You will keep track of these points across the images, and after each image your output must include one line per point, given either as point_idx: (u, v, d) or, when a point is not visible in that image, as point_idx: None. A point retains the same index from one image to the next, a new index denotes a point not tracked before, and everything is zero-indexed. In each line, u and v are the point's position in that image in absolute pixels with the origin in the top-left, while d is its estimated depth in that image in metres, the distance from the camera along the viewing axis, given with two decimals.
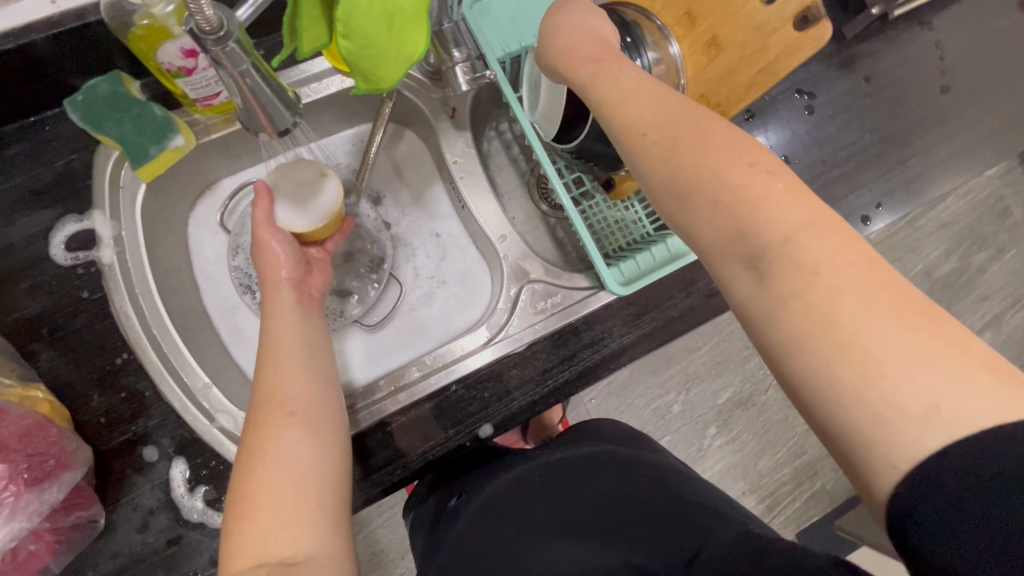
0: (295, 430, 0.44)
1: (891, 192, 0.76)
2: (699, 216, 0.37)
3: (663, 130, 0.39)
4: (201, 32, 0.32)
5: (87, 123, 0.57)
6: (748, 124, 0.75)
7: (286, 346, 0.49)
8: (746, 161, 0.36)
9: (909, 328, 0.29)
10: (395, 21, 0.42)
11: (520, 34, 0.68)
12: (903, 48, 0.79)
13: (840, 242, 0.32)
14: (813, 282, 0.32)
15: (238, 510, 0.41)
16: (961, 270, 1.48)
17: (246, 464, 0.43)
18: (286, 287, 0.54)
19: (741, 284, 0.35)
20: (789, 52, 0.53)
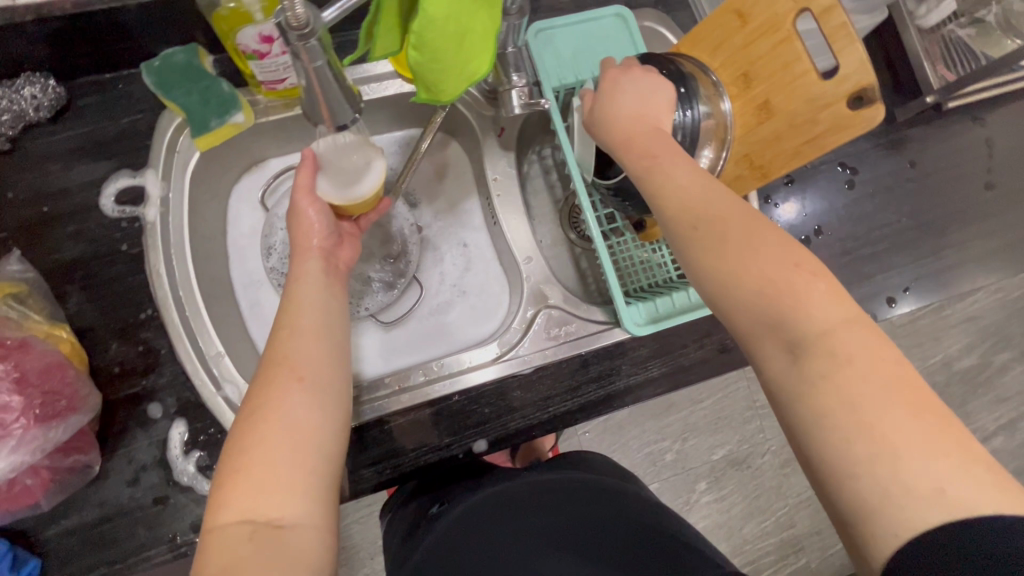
0: (301, 397, 0.45)
1: (922, 278, 0.75)
2: (746, 294, 0.42)
3: (713, 224, 0.45)
4: (288, 26, 0.35)
5: (157, 87, 0.60)
6: (786, 189, 0.75)
7: (307, 311, 0.51)
8: (793, 263, 0.41)
9: (921, 421, 0.34)
10: (465, 42, 0.45)
11: (578, 70, 0.70)
12: (952, 139, 0.79)
13: (871, 340, 0.38)
14: (846, 373, 0.36)
15: (234, 465, 0.42)
16: (980, 367, 1.45)
17: (248, 419, 0.44)
18: (314, 260, 0.55)
19: (777, 362, 0.40)
20: (838, 128, 0.53)
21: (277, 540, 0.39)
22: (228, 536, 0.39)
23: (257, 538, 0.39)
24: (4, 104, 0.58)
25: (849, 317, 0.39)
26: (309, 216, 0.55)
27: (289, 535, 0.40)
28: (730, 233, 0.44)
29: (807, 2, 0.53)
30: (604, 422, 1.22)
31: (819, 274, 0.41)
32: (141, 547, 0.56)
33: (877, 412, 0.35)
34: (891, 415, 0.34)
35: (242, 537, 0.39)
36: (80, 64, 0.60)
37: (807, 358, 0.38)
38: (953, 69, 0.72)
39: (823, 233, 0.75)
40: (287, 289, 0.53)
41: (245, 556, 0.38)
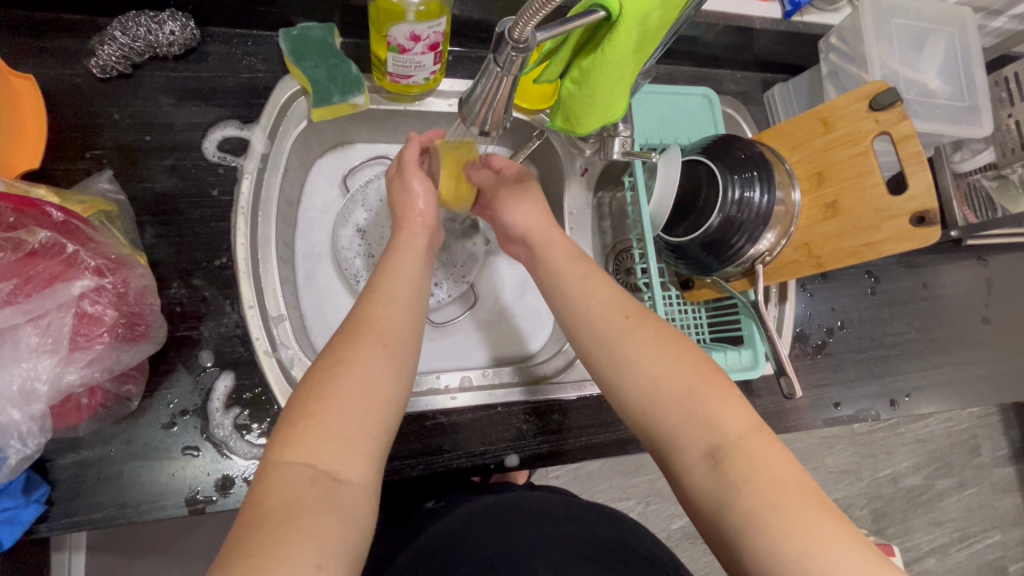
0: (383, 364, 0.44)
1: (922, 388, 0.83)
2: (662, 396, 0.46)
3: (639, 320, 0.50)
4: (509, 38, 0.39)
5: (291, 53, 0.63)
6: (820, 283, 0.82)
7: (403, 279, 0.51)
8: (714, 369, 0.47)
9: (829, 516, 0.39)
10: (618, 87, 0.50)
11: (663, 135, 0.76)
12: (961, 272, 0.89)
13: (779, 448, 0.42)
14: (750, 465, 0.41)
15: (303, 407, 0.41)
16: (924, 488, 1.54)
17: (325, 367, 0.43)
18: (419, 236, 0.56)
19: (696, 468, 0.43)
20: (898, 238, 0.61)
21: (334, 493, 0.38)
22: (287, 474, 0.38)
23: (316, 486, 0.38)
24: (141, 32, 0.59)
25: (743, 412, 0.44)
26: (413, 191, 0.58)
27: (346, 492, 0.39)
28: (657, 351, 0.47)
29: (888, 126, 0.62)
30: (579, 472, 1.22)
31: (715, 369, 0.47)
32: (157, 496, 0.54)
33: (785, 503, 0.39)
34: (792, 503, 0.39)
35: (301, 481, 0.38)
36: (220, 15, 0.62)
37: (724, 458, 0.42)
38: (976, 212, 0.82)
39: (844, 329, 0.82)
40: (387, 254, 0.54)
41: (306, 499, 0.37)
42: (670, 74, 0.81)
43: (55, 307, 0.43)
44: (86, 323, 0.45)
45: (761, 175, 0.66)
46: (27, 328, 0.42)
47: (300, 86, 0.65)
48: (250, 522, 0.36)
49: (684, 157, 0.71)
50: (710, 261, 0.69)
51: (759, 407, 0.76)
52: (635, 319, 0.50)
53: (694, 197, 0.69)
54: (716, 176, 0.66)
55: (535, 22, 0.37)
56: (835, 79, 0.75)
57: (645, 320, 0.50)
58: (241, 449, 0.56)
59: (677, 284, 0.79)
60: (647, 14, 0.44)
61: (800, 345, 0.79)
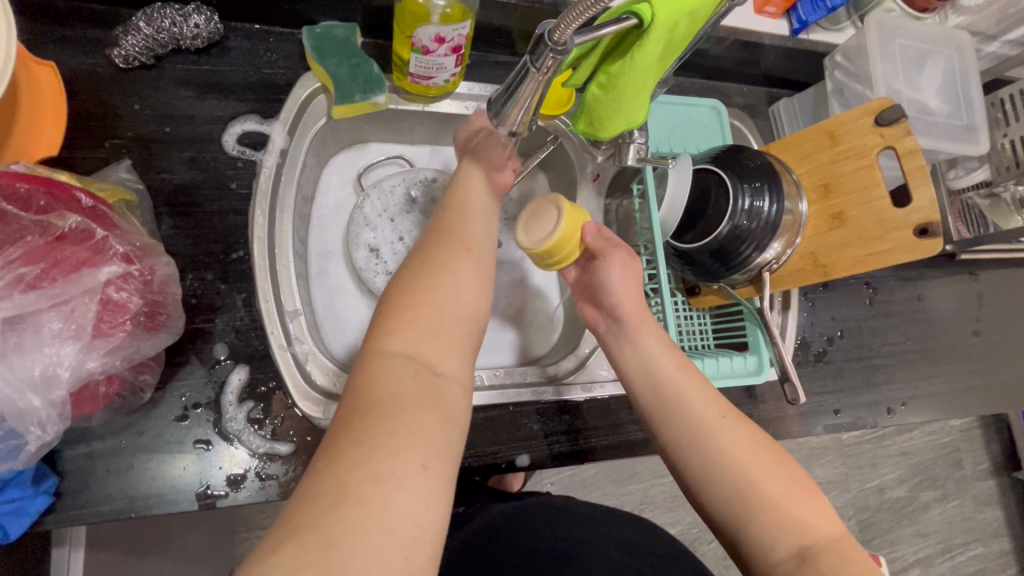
0: (467, 272, 0.47)
1: (916, 397, 0.85)
2: (752, 494, 0.47)
3: (730, 417, 0.52)
4: (548, 40, 0.40)
5: (314, 50, 0.63)
6: (821, 292, 0.84)
7: (477, 200, 0.54)
8: (797, 472, 0.50)
9: None
10: (642, 94, 0.51)
11: (673, 143, 0.78)
12: (953, 285, 0.92)
13: (860, 555, 0.45)
14: (837, 568, 0.44)
15: (399, 306, 0.44)
16: (909, 500, 1.57)
17: (416, 271, 0.46)
18: (484, 166, 0.57)
19: (783, 566, 0.45)
20: (902, 249, 0.64)
21: (435, 382, 0.41)
22: (390, 363, 0.41)
23: (419, 376, 0.40)
24: (166, 24, 0.59)
25: (829, 516, 0.47)
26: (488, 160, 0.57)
27: (446, 384, 0.41)
28: (746, 449, 0.50)
29: (892, 141, 0.65)
30: (575, 477, 1.22)
31: (801, 473, 0.50)
32: (166, 490, 0.53)
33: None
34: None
35: (406, 372, 0.40)
36: (244, 10, 0.63)
37: (813, 559, 0.45)
38: (969, 228, 0.85)
39: (843, 338, 0.84)
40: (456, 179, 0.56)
41: (410, 385, 0.40)
42: (680, 86, 0.83)
43: (80, 294, 0.43)
44: (109, 310, 0.45)
45: (769, 184, 0.68)
46: (50, 313, 0.42)
47: (320, 83, 0.65)
48: (361, 408, 0.38)
49: (695, 165, 0.73)
50: (719, 267, 0.70)
51: (761, 413, 0.78)
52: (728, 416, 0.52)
53: (704, 204, 0.70)
54: (727, 184, 0.68)
55: (575, 25, 0.38)
56: (840, 95, 0.78)
57: (737, 418, 0.52)
58: (253, 443, 0.56)
59: (683, 290, 0.80)
60: (676, 24, 0.46)
61: (801, 352, 0.81)
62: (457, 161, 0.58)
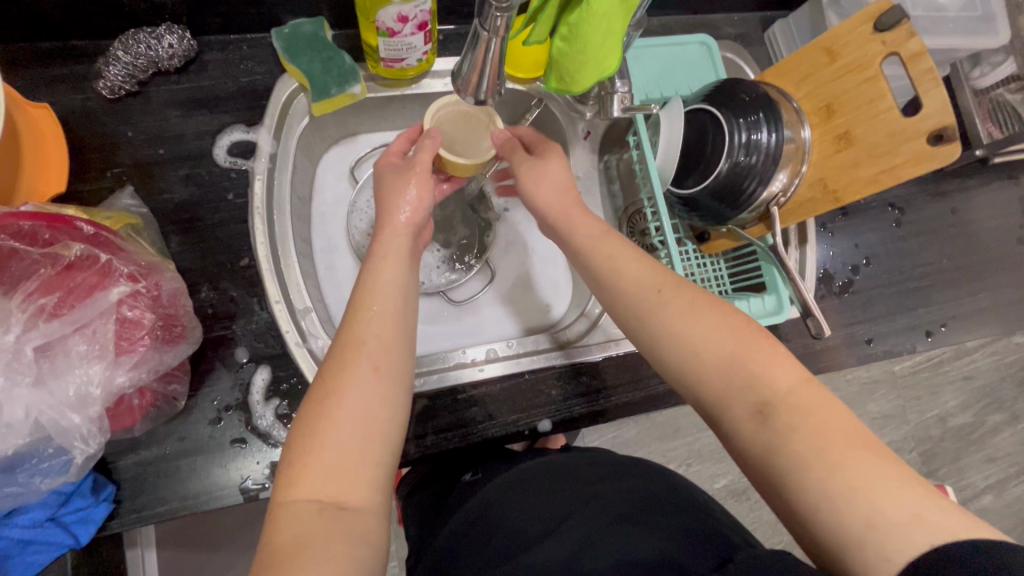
0: (375, 387, 0.44)
1: (958, 316, 0.81)
2: (705, 362, 0.47)
3: (673, 288, 0.50)
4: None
5: (286, 52, 0.64)
6: (841, 221, 0.80)
7: (386, 291, 0.49)
8: (750, 330, 0.47)
9: (876, 456, 0.39)
10: (611, 38, 0.49)
11: (663, 87, 0.75)
12: (991, 193, 0.86)
13: (827, 399, 0.43)
14: (796, 418, 0.42)
15: (302, 443, 0.41)
16: (974, 425, 1.50)
17: (316, 401, 0.43)
18: (403, 240, 0.53)
19: (744, 424, 0.44)
20: (916, 161, 0.58)
21: (342, 521, 0.39)
22: (295, 509, 0.39)
23: (324, 518, 0.39)
24: (143, 49, 0.61)
25: (792, 366, 0.45)
26: (410, 196, 0.55)
27: (356, 518, 0.40)
28: (696, 318, 0.48)
29: (895, 46, 0.60)
30: (616, 439, 1.23)
31: (756, 330, 0.47)
32: (212, 488, 0.57)
33: (834, 454, 0.39)
34: (843, 452, 0.39)
35: (310, 515, 0.39)
36: (212, 23, 0.64)
37: (771, 414, 0.43)
38: (1001, 128, 0.79)
39: (871, 265, 0.80)
40: (371, 262, 0.52)
41: (316, 530, 0.38)
42: (665, 26, 0.79)
43: (97, 315, 0.46)
44: (127, 327, 0.48)
45: (764, 114, 0.65)
46: (75, 337, 0.45)
47: (298, 83, 0.66)
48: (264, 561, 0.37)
49: (690, 108, 0.71)
50: (721, 209, 0.69)
51: (788, 351, 0.75)
52: (668, 288, 0.50)
53: (702, 146, 0.69)
54: (720, 122, 0.66)
55: None
56: (837, 6, 0.73)
57: (680, 283, 0.51)
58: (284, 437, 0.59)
59: (693, 238, 0.79)
60: None
61: (824, 286, 0.78)
62: (389, 180, 0.56)
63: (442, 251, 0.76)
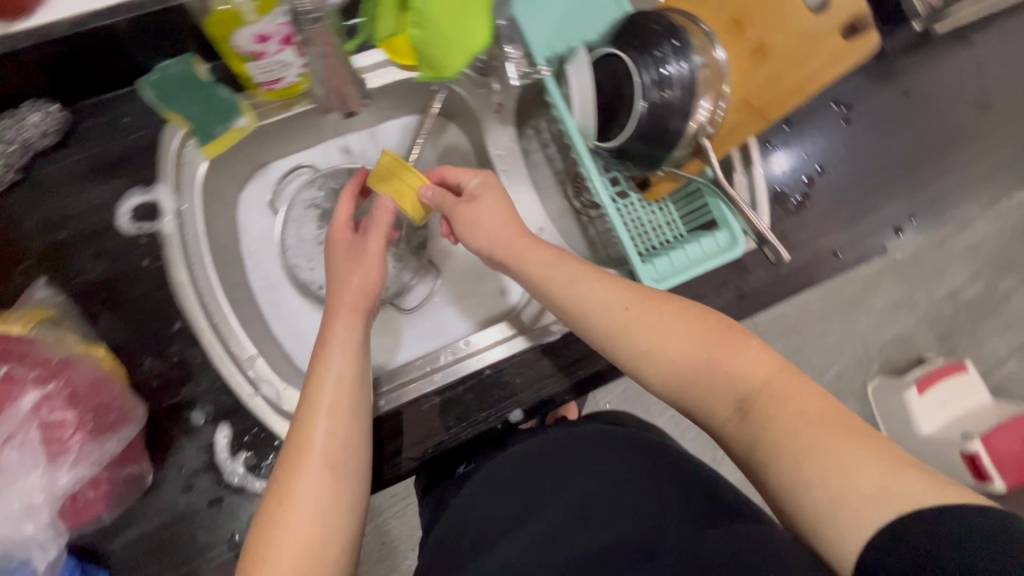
0: (327, 489, 0.46)
1: (928, 203, 0.77)
2: (683, 362, 0.48)
3: (639, 305, 0.52)
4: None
5: (160, 100, 0.61)
6: (786, 133, 0.76)
7: (336, 382, 0.51)
8: (728, 331, 0.49)
9: (850, 436, 0.40)
10: None
11: (568, 36, 0.68)
12: (945, 63, 0.80)
13: (805, 389, 0.44)
14: (772, 407, 0.43)
15: (259, 545, 0.44)
16: (987, 294, 1.47)
17: (271, 503, 0.46)
18: (354, 321, 0.55)
19: (727, 419, 0.46)
20: (835, 59, 0.55)
21: None
22: None
23: None
24: (13, 133, 0.58)
25: (765, 358, 0.46)
26: (366, 258, 0.57)
27: None
28: (673, 323, 0.50)
29: None
30: (625, 392, 1.23)
31: (729, 329, 0.49)
32: (200, 552, 0.57)
33: (807, 435, 0.41)
34: (814, 431, 0.41)
35: None
36: (76, 88, 0.60)
37: (750, 408, 0.45)
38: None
39: (823, 172, 0.76)
40: (319, 349, 0.53)
41: None
42: None
43: (19, 426, 0.49)
44: (52, 430, 0.50)
45: (665, 50, 0.61)
46: (6, 450, 0.49)
47: (181, 127, 0.63)
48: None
49: (595, 55, 0.66)
50: (653, 154, 0.64)
51: (755, 283, 0.72)
52: (635, 307, 0.52)
53: (615, 94, 0.64)
54: (628, 66, 0.62)
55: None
56: None
57: (646, 299, 0.52)
58: (259, 486, 0.59)
59: (636, 187, 0.75)
60: None
61: (779, 207, 0.74)
62: (340, 245, 0.59)
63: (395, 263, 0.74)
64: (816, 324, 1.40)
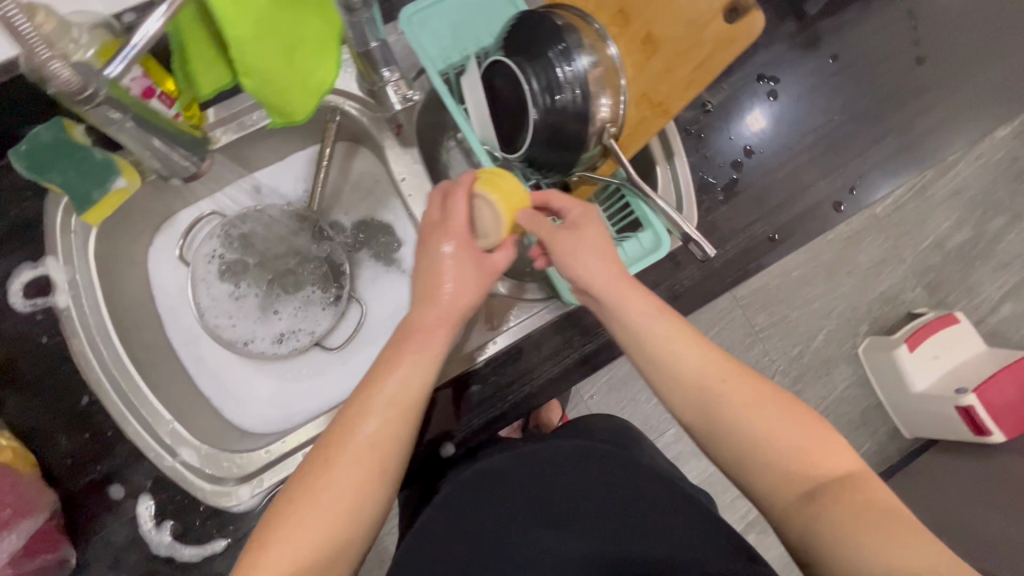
0: (361, 485, 0.47)
1: (869, 172, 0.73)
2: (769, 444, 0.48)
3: (738, 381, 0.50)
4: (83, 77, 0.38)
5: (29, 170, 0.53)
6: (707, 115, 0.71)
7: (392, 383, 0.50)
8: (813, 420, 0.50)
9: (915, 534, 0.41)
10: (297, 51, 0.42)
11: (461, 46, 0.66)
12: (873, 19, 0.75)
13: (874, 486, 0.45)
14: (844, 501, 0.44)
15: (286, 513, 0.46)
16: (974, 240, 1.23)
17: (309, 473, 0.48)
18: (427, 323, 0.52)
19: (790, 503, 0.46)
20: (722, 45, 0.50)
21: None
22: None
23: None
24: None
25: (842, 455, 0.48)
26: (445, 265, 0.52)
27: None
28: (753, 398, 0.50)
29: None
30: None
31: (816, 420, 0.50)
32: None
33: (868, 528, 0.42)
34: (876, 526, 0.42)
35: None
36: None
37: (819, 497, 0.45)
38: None
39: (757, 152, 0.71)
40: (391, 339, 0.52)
41: None
42: None
43: None
44: None
45: (553, 56, 0.56)
46: None
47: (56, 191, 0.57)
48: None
49: (485, 65, 0.62)
50: (559, 158, 0.60)
51: (690, 283, 0.68)
52: (731, 380, 0.51)
53: (506, 103, 0.60)
54: (516, 71, 0.58)
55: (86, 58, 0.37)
56: None
57: (743, 374, 0.51)
58: (186, 553, 0.59)
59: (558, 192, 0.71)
60: None
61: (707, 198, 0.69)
62: (429, 238, 0.54)
63: (323, 291, 0.71)
64: (799, 290, 1.16)
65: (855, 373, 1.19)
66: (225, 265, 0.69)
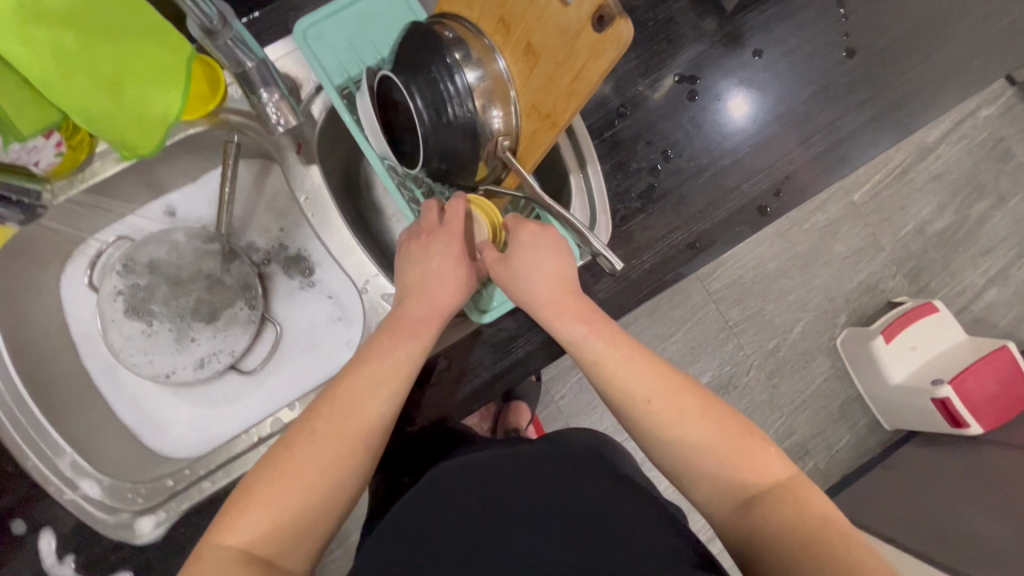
0: (344, 453, 0.45)
1: (795, 172, 0.71)
2: (700, 459, 0.45)
3: (664, 397, 0.47)
4: None
5: None
6: (624, 118, 0.71)
7: (384, 355, 0.49)
8: (744, 426, 0.46)
9: (853, 539, 0.38)
10: (117, 89, 0.46)
11: (358, 59, 0.63)
12: (797, 14, 0.74)
13: (807, 489, 0.43)
14: (776, 510, 0.41)
15: (263, 477, 0.43)
16: (959, 224, 1.15)
17: (292, 437, 0.45)
18: (418, 305, 0.53)
19: (729, 515, 0.44)
20: (595, 54, 0.47)
21: None
22: (217, 555, 0.40)
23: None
24: None
25: (777, 460, 0.45)
26: (434, 257, 0.54)
27: None
28: (684, 405, 0.47)
29: None
30: None
31: (748, 429, 0.46)
32: None
33: (805, 537, 0.39)
34: (811, 533, 0.39)
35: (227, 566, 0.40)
36: None
37: (755, 505, 0.42)
38: None
39: (676, 156, 0.70)
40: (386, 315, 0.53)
41: None
42: None
43: None
44: None
45: (436, 70, 0.54)
46: None
47: None
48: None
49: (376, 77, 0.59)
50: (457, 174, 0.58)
51: (607, 294, 0.66)
52: (658, 400, 0.47)
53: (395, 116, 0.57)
54: (402, 84, 0.55)
55: None
56: None
57: (673, 384, 0.48)
58: None
59: None
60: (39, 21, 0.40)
61: (620, 205, 0.69)
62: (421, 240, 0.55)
63: (249, 309, 0.69)
64: (775, 283, 1.10)
65: (833, 366, 1.12)
66: (129, 301, 0.68)
